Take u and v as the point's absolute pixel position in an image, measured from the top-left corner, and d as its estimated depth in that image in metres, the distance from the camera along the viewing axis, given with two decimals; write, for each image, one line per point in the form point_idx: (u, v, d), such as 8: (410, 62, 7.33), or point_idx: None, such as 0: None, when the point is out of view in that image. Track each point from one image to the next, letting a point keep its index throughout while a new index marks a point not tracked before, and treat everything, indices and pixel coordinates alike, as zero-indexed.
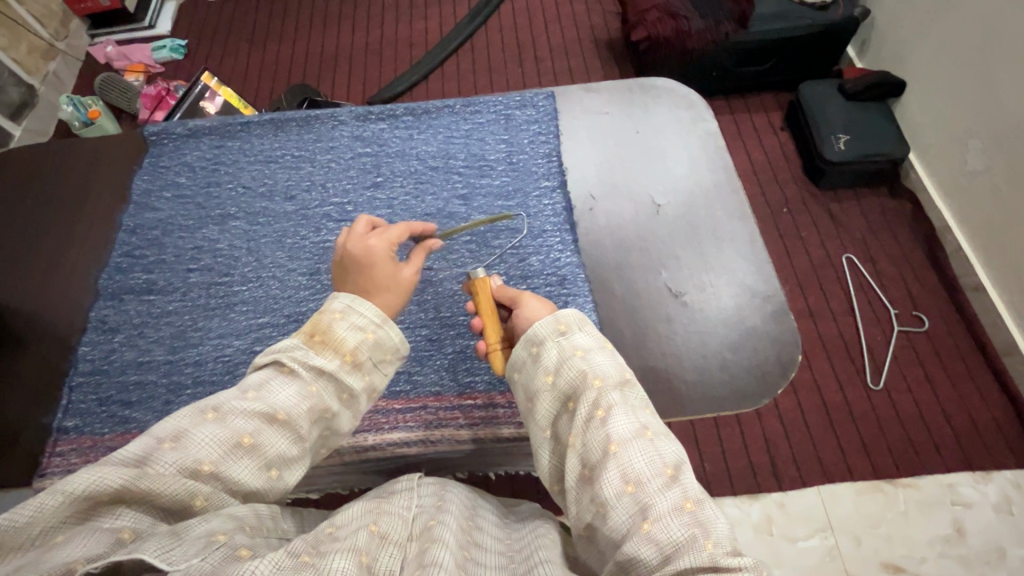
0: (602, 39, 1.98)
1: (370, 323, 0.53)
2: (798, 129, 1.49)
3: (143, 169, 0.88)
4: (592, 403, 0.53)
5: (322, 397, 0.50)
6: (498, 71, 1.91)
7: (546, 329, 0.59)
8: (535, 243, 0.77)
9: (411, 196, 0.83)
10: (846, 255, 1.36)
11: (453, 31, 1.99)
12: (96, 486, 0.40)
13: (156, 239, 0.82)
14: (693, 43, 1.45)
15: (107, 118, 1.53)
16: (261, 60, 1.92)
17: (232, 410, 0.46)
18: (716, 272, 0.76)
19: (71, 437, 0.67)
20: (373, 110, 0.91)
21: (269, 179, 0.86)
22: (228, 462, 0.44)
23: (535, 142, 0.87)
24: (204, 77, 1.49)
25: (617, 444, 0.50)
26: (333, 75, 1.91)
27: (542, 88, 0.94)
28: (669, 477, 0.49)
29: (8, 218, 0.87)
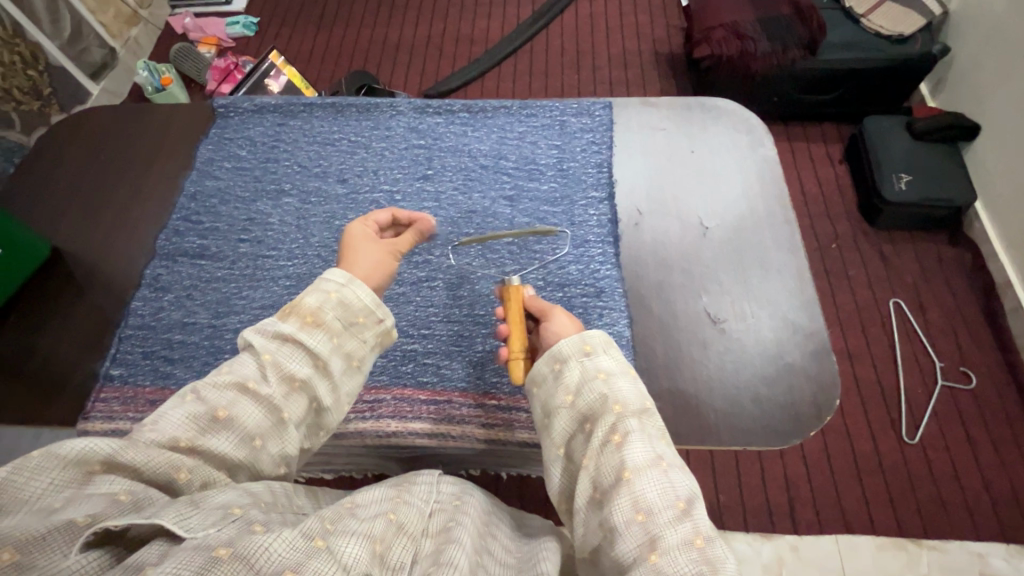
0: (661, 53, 1.96)
1: (333, 284, 0.55)
2: (857, 165, 1.44)
3: (209, 139, 0.92)
4: (609, 428, 0.53)
5: (282, 363, 0.50)
6: (554, 75, 1.92)
7: (571, 349, 0.59)
8: (576, 252, 0.77)
9: (459, 192, 0.84)
10: (894, 299, 1.31)
11: (514, 31, 2.01)
12: (87, 450, 0.41)
13: (213, 207, 0.85)
14: (757, 66, 1.42)
15: (177, 86, 1.61)
16: (326, 43, 1.98)
17: (207, 387, 0.48)
18: (758, 304, 0.74)
19: (116, 385, 0.71)
20: (432, 104, 0.93)
21: (325, 161, 0.89)
22: (205, 437, 0.46)
23: (587, 151, 0.87)
24: (272, 55, 1.56)
25: (631, 471, 0.50)
26: (392, 64, 1.95)
27: (600, 97, 0.94)
28: (681, 510, 0.48)
29: (80, 173, 0.92)
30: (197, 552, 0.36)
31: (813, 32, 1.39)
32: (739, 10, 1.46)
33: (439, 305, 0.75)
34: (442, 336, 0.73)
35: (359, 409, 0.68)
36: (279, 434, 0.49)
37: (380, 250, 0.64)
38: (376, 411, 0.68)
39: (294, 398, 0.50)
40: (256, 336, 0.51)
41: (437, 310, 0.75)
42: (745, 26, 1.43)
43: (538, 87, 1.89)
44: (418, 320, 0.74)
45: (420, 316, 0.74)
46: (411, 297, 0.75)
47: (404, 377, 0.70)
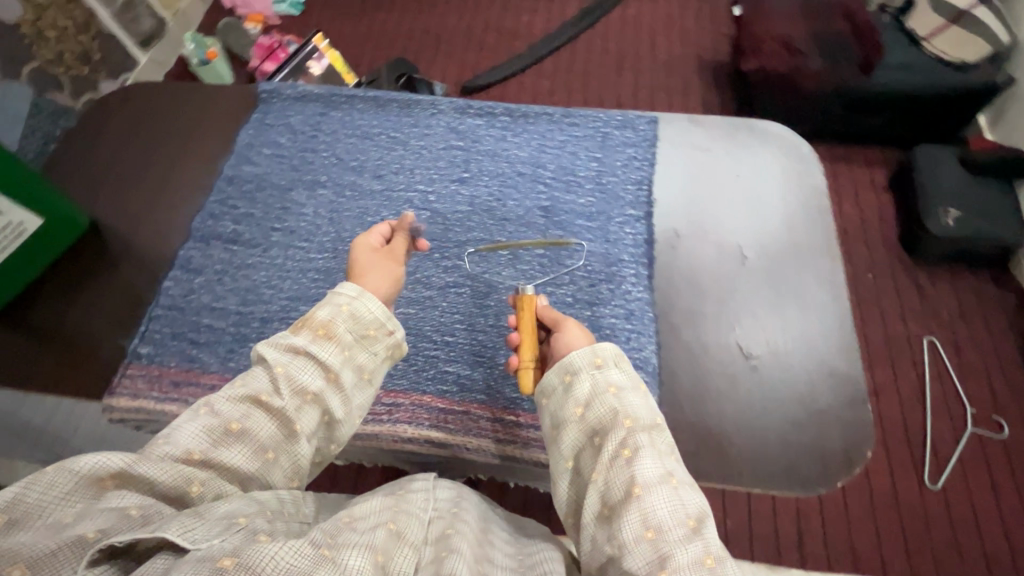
0: (706, 61, 1.91)
1: (345, 297, 0.55)
2: (903, 193, 1.38)
3: (250, 123, 0.93)
4: (619, 443, 0.52)
5: (294, 376, 0.51)
6: (594, 76, 1.89)
7: (582, 360, 0.58)
8: (608, 271, 0.76)
9: (494, 198, 0.83)
10: (928, 336, 1.25)
11: (558, 28, 1.98)
12: (100, 465, 0.41)
13: (250, 193, 0.85)
14: (807, 81, 1.38)
15: (222, 61, 1.65)
16: (369, 27, 1.98)
17: (220, 400, 0.49)
18: (779, 332, 0.72)
19: (142, 363, 0.72)
20: (474, 105, 0.92)
21: (362, 155, 0.88)
22: (217, 449, 0.47)
23: (628, 166, 0.84)
24: (316, 38, 1.57)
25: (641, 487, 0.49)
26: (433, 53, 1.94)
27: (645, 111, 0.91)
28: (691, 528, 0.48)
29: (121, 148, 0.93)
30: (199, 565, 0.36)
31: (869, 53, 1.33)
32: (795, 21, 1.42)
33: (464, 313, 0.74)
34: (465, 345, 0.72)
35: (377, 412, 0.68)
36: (290, 448, 0.50)
37: (384, 260, 0.65)
38: (394, 415, 0.68)
39: (306, 410, 0.51)
40: (270, 350, 0.52)
41: (462, 318, 0.74)
42: (798, 40, 1.40)
43: (577, 87, 1.86)
44: (442, 326, 0.73)
45: (445, 322, 0.74)
46: (438, 302, 0.75)
47: (425, 383, 0.70)
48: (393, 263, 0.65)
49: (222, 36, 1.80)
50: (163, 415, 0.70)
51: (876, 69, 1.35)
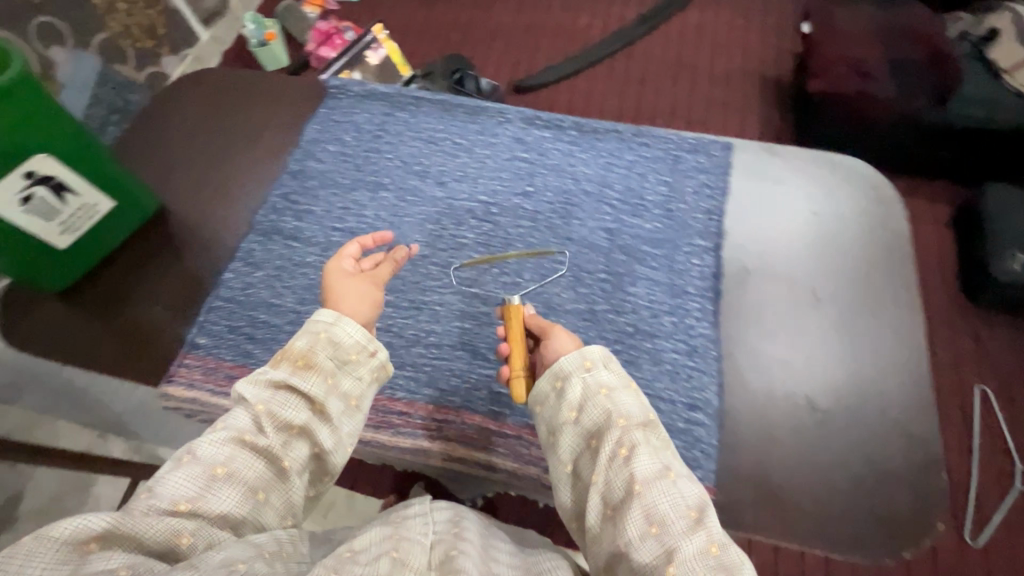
0: (766, 77, 1.85)
1: (322, 324, 0.55)
2: (966, 234, 1.27)
3: (317, 118, 0.93)
4: (616, 441, 0.53)
5: (276, 412, 0.51)
6: (649, 85, 1.84)
7: (571, 363, 0.57)
8: (671, 303, 0.73)
9: (557, 216, 0.81)
10: (979, 385, 1.17)
11: (616, 32, 1.93)
12: (81, 529, 0.42)
13: (313, 189, 0.85)
14: (875, 111, 1.27)
15: (279, 44, 1.67)
16: (427, 19, 1.98)
17: (202, 445, 0.49)
18: (809, 342, 0.71)
19: (200, 353, 0.73)
20: (542, 116, 0.90)
21: (425, 159, 0.87)
22: (204, 497, 0.47)
23: (698, 194, 0.81)
24: (375, 28, 1.57)
25: (641, 484, 0.50)
26: (487, 49, 1.93)
27: (720, 136, 0.88)
28: (693, 519, 0.48)
29: (189, 134, 0.94)
30: None
31: (947, 78, 1.24)
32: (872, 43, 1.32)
33: None
34: None
35: (428, 428, 0.68)
36: (282, 485, 0.50)
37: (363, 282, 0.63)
38: (444, 433, 0.67)
39: (294, 444, 0.51)
40: (249, 387, 0.52)
41: None
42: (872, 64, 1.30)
43: (630, 96, 1.83)
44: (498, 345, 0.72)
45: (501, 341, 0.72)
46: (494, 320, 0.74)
47: (477, 402, 0.69)
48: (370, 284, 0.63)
49: (281, 18, 1.80)
50: (217, 407, 0.71)
51: (952, 97, 1.24)
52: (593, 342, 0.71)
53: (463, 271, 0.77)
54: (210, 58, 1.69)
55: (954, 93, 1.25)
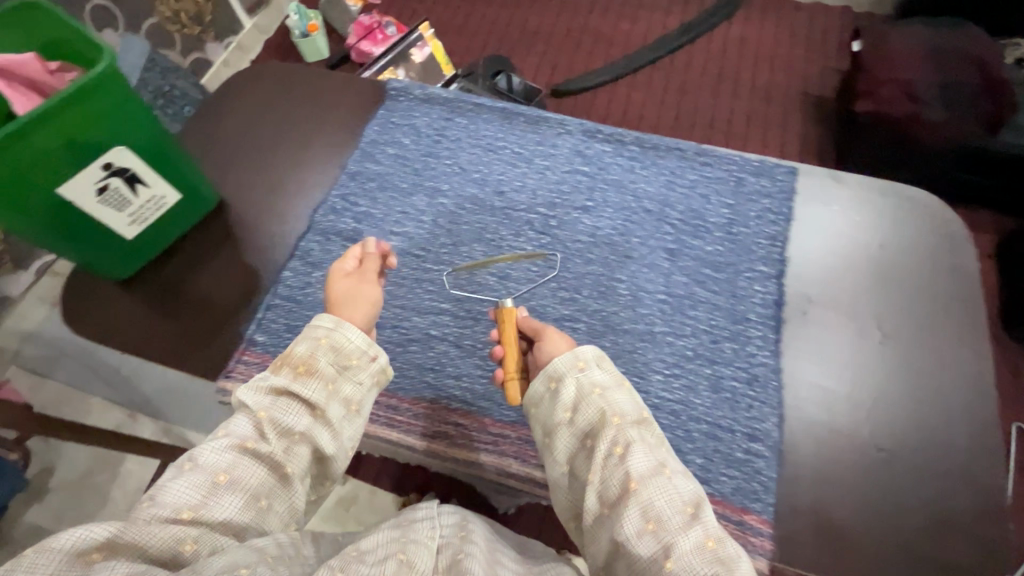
0: (809, 96, 1.80)
1: (323, 331, 0.59)
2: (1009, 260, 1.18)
3: (376, 119, 0.93)
4: (611, 441, 0.55)
5: (278, 418, 0.54)
6: (687, 96, 1.82)
7: (564, 364, 0.60)
8: (732, 329, 0.72)
9: (617, 232, 0.80)
10: (1016, 422, 1.11)
11: (657, 41, 1.91)
12: (84, 540, 0.43)
13: (371, 191, 0.86)
14: (922, 135, 1.19)
15: (321, 35, 1.67)
16: (469, 19, 1.98)
17: (204, 455, 0.51)
18: (841, 365, 0.71)
19: (259, 351, 0.74)
20: (604, 129, 0.89)
21: (484, 167, 0.87)
22: (208, 504, 0.49)
23: (761, 219, 0.80)
24: (422, 26, 1.57)
25: (636, 481, 0.53)
26: (526, 51, 1.92)
27: (783, 160, 0.87)
28: (689, 514, 0.52)
29: (245, 125, 0.94)
30: None
31: (1001, 109, 1.16)
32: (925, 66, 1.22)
33: None
34: None
35: (483, 440, 0.68)
36: (283, 491, 0.53)
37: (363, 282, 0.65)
38: (499, 447, 0.67)
39: (296, 450, 0.54)
40: (250, 395, 0.55)
41: None
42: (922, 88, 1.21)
43: (667, 105, 1.80)
44: None
45: None
46: None
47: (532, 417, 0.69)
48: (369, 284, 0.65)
49: (325, 9, 1.78)
50: None
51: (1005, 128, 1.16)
52: (652, 364, 0.70)
53: (520, 283, 0.77)
54: (252, 46, 1.70)
55: (1008, 121, 1.17)
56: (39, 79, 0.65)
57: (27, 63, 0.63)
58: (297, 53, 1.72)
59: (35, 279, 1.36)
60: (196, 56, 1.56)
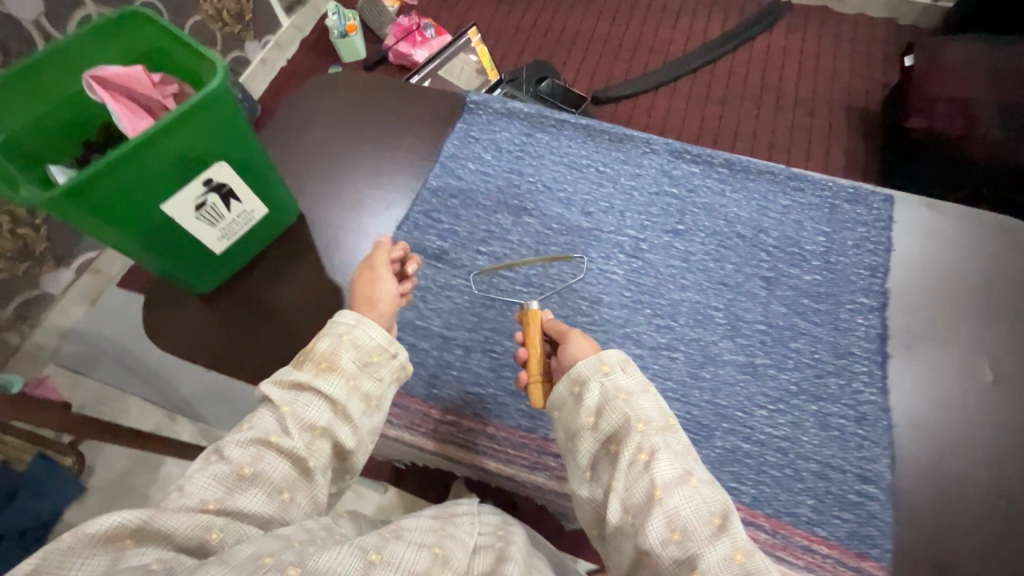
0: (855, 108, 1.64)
1: (345, 326, 0.58)
2: None
3: (455, 133, 0.91)
4: (636, 447, 0.52)
5: (301, 413, 0.53)
6: (729, 106, 1.69)
7: (590, 369, 0.57)
8: (836, 364, 0.70)
9: (711, 258, 0.78)
10: None
11: (696, 51, 1.78)
12: (116, 524, 0.41)
13: (454, 208, 0.84)
14: (974, 153, 1.09)
15: (358, 36, 1.64)
16: (507, 23, 1.92)
17: (231, 445, 0.50)
18: (947, 402, 0.68)
19: None
20: (691, 150, 0.87)
21: (569, 186, 0.85)
22: (233, 497, 0.47)
23: (860, 249, 0.78)
24: (471, 31, 1.53)
25: (662, 489, 0.49)
26: (565, 57, 1.84)
27: (878, 187, 0.84)
28: (716, 526, 0.47)
29: (323, 135, 0.91)
30: None
31: None
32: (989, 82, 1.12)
33: (677, 380, 0.70)
34: (678, 417, 0.68)
35: None
36: (306, 484, 0.52)
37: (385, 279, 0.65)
38: None
39: (318, 445, 0.53)
40: (274, 389, 0.54)
41: (675, 386, 0.69)
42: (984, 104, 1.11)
43: (708, 113, 1.68)
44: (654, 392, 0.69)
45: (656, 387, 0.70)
46: (648, 364, 0.71)
47: None
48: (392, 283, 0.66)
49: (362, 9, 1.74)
50: None
51: None
52: (755, 399, 0.68)
53: (613, 309, 0.75)
54: (289, 45, 1.68)
55: None
56: (145, 92, 0.64)
57: (135, 76, 0.62)
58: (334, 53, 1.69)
59: (76, 277, 1.33)
60: (236, 55, 1.54)
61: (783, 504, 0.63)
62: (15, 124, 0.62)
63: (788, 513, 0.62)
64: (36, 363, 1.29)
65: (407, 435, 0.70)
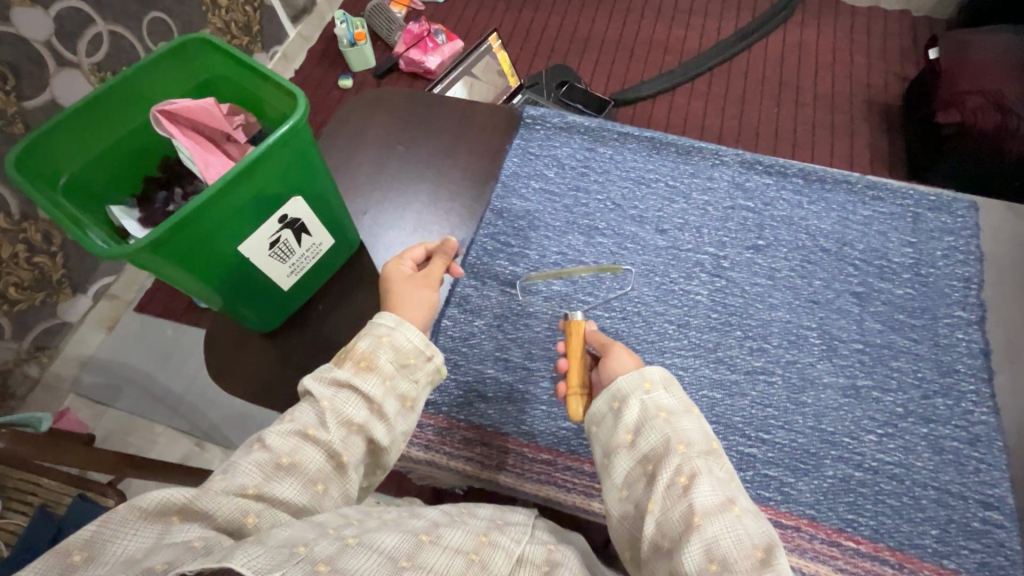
0: (875, 102, 1.42)
1: (384, 328, 0.56)
2: None
3: (514, 150, 0.87)
4: (674, 469, 0.49)
5: (340, 409, 0.51)
6: (749, 106, 1.45)
7: (629, 384, 0.55)
8: (942, 383, 0.67)
9: (797, 274, 0.75)
10: None
11: (713, 48, 1.54)
12: (165, 500, 0.41)
13: (522, 230, 0.80)
14: (1018, 147, 1.06)
15: (369, 43, 1.55)
16: (515, 22, 1.69)
17: (273, 433, 0.49)
18: None
19: (431, 411, 0.69)
20: (763, 160, 0.83)
21: (640, 203, 0.82)
22: (271, 484, 0.46)
23: (950, 260, 0.75)
24: (491, 37, 1.35)
25: (701, 516, 0.46)
26: (579, 60, 1.59)
27: (959, 192, 0.80)
28: (758, 560, 0.44)
29: (376, 156, 0.84)
30: None
31: None
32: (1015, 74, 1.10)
33: (778, 406, 0.67)
34: (786, 446, 0.64)
35: None
36: (339, 478, 0.49)
37: (419, 287, 0.62)
38: None
39: (353, 441, 0.51)
40: (315, 384, 0.52)
41: (777, 413, 0.66)
42: (1014, 97, 1.09)
43: (729, 115, 1.44)
44: (755, 420, 0.66)
45: (757, 415, 0.66)
46: (747, 391, 0.68)
47: (744, 485, 0.63)
48: (424, 289, 0.62)
49: (370, 17, 1.64)
50: (451, 470, 0.67)
51: None
52: (862, 424, 0.65)
53: (702, 332, 0.72)
54: (296, 56, 1.59)
55: None
56: (214, 126, 0.59)
57: (204, 109, 0.58)
58: (343, 62, 1.60)
59: (93, 303, 1.20)
60: None
61: (906, 536, 0.60)
62: (78, 164, 0.58)
63: (913, 545, 0.60)
64: (57, 395, 1.17)
65: (499, 474, 0.66)
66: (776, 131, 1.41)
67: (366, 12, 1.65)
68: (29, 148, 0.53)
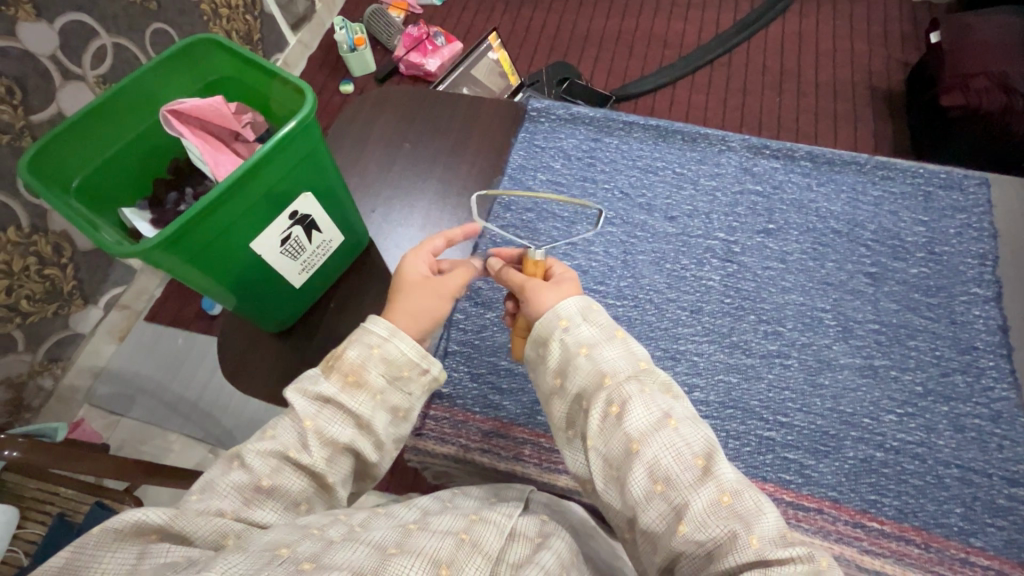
0: (877, 88, 1.42)
1: (375, 339, 0.53)
2: None
3: (520, 143, 0.86)
4: (606, 400, 0.49)
5: (323, 428, 0.50)
6: (751, 97, 1.44)
7: (546, 327, 0.53)
8: (961, 360, 0.67)
9: (809, 257, 0.75)
10: None
11: (713, 40, 1.54)
12: (141, 521, 0.43)
13: (530, 222, 0.80)
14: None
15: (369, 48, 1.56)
16: (513, 21, 1.69)
17: (252, 453, 0.49)
18: None
19: (446, 404, 0.69)
20: (771, 144, 0.82)
21: (648, 191, 0.81)
22: (250, 508, 0.47)
23: (963, 237, 0.74)
24: (492, 36, 1.36)
25: (639, 441, 0.46)
26: (579, 57, 1.59)
27: (971, 170, 0.80)
28: (700, 469, 0.45)
29: (384, 155, 0.84)
30: None
31: None
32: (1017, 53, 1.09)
33: (795, 389, 0.66)
34: (804, 428, 0.64)
35: None
36: (326, 497, 0.51)
37: (431, 298, 0.58)
38: None
39: (339, 460, 0.51)
40: (300, 399, 0.51)
41: (794, 395, 0.66)
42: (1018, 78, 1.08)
43: (731, 106, 1.44)
44: (773, 403, 0.66)
45: (773, 398, 0.66)
46: (762, 373, 0.67)
47: (764, 468, 0.62)
48: (435, 300, 0.58)
49: (369, 23, 1.65)
50: (468, 462, 0.67)
51: None
52: (880, 404, 0.65)
53: (715, 317, 0.71)
54: (297, 63, 1.59)
55: None
56: (223, 125, 0.60)
57: (215, 108, 0.58)
58: (344, 69, 1.61)
59: (104, 315, 1.21)
60: None
61: (930, 515, 0.59)
62: (89, 167, 0.59)
63: (937, 525, 0.59)
64: (70, 407, 1.17)
65: (516, 466, 0.66)
66: (779, 120, 1.40)
67: (365, 18, 1.66)
68: (40, 153, 0.54)
